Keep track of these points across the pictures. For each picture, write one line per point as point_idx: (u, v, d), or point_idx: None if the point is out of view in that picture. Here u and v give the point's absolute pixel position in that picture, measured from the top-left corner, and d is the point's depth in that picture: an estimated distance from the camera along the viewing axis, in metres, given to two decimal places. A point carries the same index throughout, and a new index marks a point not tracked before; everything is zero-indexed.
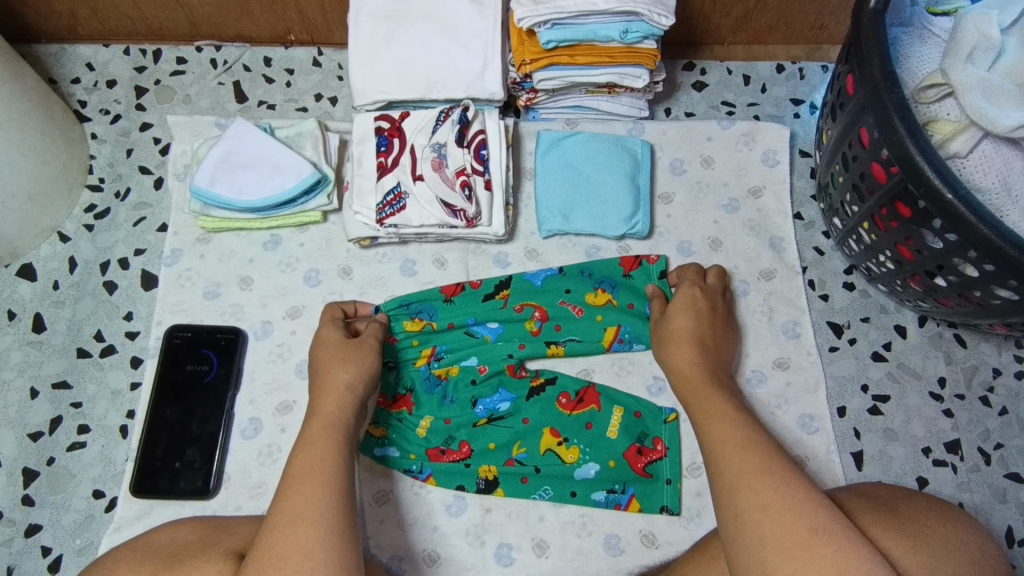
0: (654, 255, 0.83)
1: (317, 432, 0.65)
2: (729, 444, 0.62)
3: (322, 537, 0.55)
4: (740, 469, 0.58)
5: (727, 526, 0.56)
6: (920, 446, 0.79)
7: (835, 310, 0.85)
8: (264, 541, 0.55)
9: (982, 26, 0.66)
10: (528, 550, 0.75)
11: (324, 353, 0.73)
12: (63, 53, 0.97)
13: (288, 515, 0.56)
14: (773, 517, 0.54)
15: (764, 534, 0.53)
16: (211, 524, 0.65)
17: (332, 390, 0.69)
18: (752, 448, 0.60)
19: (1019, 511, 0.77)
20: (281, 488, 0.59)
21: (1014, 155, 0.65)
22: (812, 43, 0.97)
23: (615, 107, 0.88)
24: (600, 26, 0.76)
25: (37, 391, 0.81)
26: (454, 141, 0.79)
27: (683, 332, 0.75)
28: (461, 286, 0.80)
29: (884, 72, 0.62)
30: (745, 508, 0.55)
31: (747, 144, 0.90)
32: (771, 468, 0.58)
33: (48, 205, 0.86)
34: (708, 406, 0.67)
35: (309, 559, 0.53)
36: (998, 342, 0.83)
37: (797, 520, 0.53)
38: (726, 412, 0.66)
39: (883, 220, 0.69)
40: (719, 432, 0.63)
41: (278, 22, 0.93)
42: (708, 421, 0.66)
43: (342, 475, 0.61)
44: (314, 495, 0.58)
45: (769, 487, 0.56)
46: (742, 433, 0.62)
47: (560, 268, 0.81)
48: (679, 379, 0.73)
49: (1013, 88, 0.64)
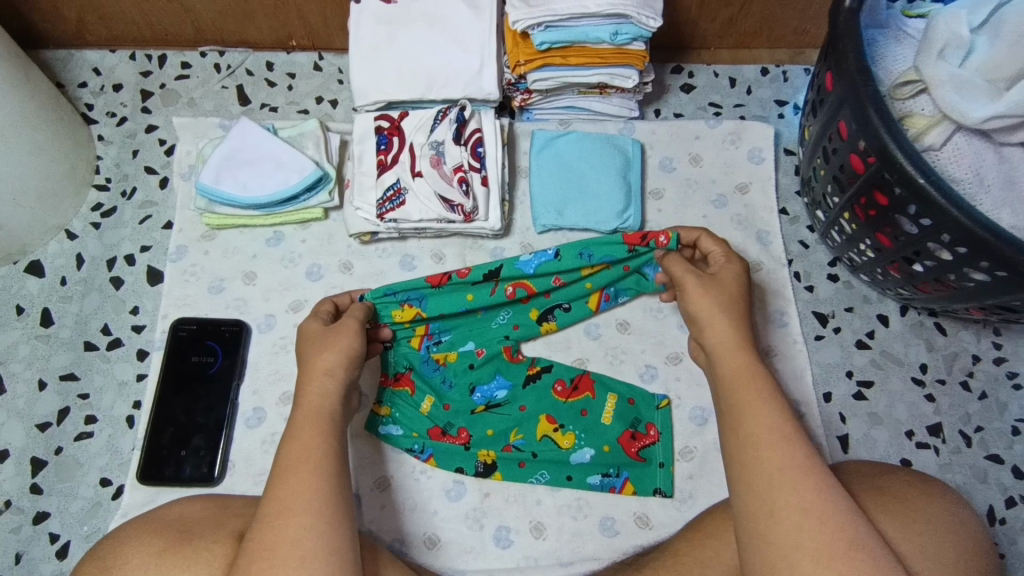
0: (665, 233, 0.76)
1: (304, 422, 0.65)
2: (766, 431, 0.59)
3: (311, 528, 0.56)
4: (780, 463, 0.56)
5: (757, 520, 0.55)
6: (903, 430, 0.82)
7: (820, 300, 0.88)
8: (258, 531, 0.57)
9: (953, 26, 0.70)
10: (526, 533, 0.77)
11: (308, 344, 0.73)
12: (70, 58, 1.00)
13: (282, 507, 0.58)
14: (813, 523, 0.54)
15: (801, 537, 0.53)
16: (224, 500, 0.66)
17: (314, 379, 0.68)
18: (795, 442, 0.58)
19: (1000, 491, 0.79)
20: (273, 479, 0.60)
21: (985, 147, 0.69)
22: (795, 47, 1.01)
23: (606, 107, 0.91)
24: (591, 29, 0.79)
25: (45, 382, 0.82)
26: (452, 139, 0.82)
27: (725, 291, 0.69)
28: (448, 274, 0.77)
29: (859, 68, 0.65)
30: (783, 507, 0.55)
31: (734, 143, 0.93)
32: (815, 469, 0.56)
33: (57, 203, 0.88)
34: (746, 384, 0.63)
35: (298, 549, 0.55)
36: (977, 330, 0.86)
37: (837, 531, 0.53)
38: (770, 397, 0.61)
39: (862, 210, 0.72)
40: (757, 416, 0.60)
41: (280, 27, 0.97)
42: (740, 399, 0.62)
43: (330, 464, 0.61)
44: (307, 485, 0.59)
45: (812, 491, 0.55)
46: (782, 421, 0.59)
47: (555, 252, 0.77)
48: (719, 348, 0.66)
49: (983, 83, 0.68)
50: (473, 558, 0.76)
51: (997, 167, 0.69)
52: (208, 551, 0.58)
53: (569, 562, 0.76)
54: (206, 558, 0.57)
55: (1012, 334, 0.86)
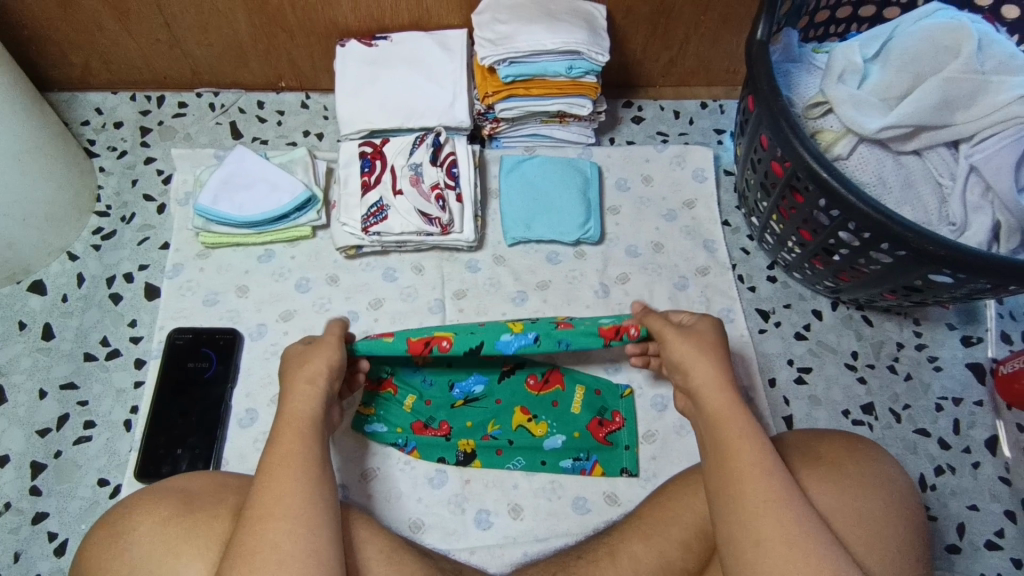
0: (635, 325, 0.77)
1: (287, 427, 0.66)
2: (748, 466, 0.62)
3: (290, 532, 0.58)
4: (765, 496, 0.60)
5: (746, 550, 0.59)
6: (840, 409, 0.91)
7: (762, 299, 0.98)
8: (238, 534, 0.59)
9: (848, 55, 0.83)
10: (504, 514, 0.84)
11: (289, 359, 0.73)
12: (74, 99, 1.09)
13: (262, 511, 0.60)
14: (797, 553, 0.58)
15: (786, 566, 0.57)
16: (223, 474, 0.70)
17: (298, 386, 0.69)
18: (773, 476, 0.61)
19: (929, 461, 0.89)
20: (256, 482, 0.62)
21: (884, 154, 0.81)
22: (730, 85, 1.15)
23: (566, 134, 1.03)
24: (549, 64, 0.91)
25: (45, 391, 0.88)
26: (429, 161, 0.91)
27: (702, 335, 0.71)
28: (429, 346, 0.77)
29: (773, 95, 0.77)
30: (768, 537, 0.59)
31: (679, 164, 1.05)
32: (794, 502, 0.60)
33: (60, 226, 0.95)
34: (728, 421, 0.65)
35: (277, 555, 0.57)
36: (899, 320, 0.97)
37: (819, 560, 0.57)
38: (752, 434, 0.64)
39: (786, 210, 0.84)
40: (740, 451, 0.63)
41: (271, 70, 1.07)
42: (723, 436, 0.65)
43: (312, 469, 0.63)
44: (287, 489, 0.61)
45: (792, 522, 0.59)
46: (763, 454, 0.63)
47: (534, 336, 0.77)
48: (703, 391, 0.68)
49: (877, 101, 0.81)
50: (455, 540, 0.82)
51: (896, 171, 0.81)
52: (208, 525, 0.63)
53: (544, 538, 0.82)
54: (206, 532, 0.62)
55: (931, 323, 0.97)
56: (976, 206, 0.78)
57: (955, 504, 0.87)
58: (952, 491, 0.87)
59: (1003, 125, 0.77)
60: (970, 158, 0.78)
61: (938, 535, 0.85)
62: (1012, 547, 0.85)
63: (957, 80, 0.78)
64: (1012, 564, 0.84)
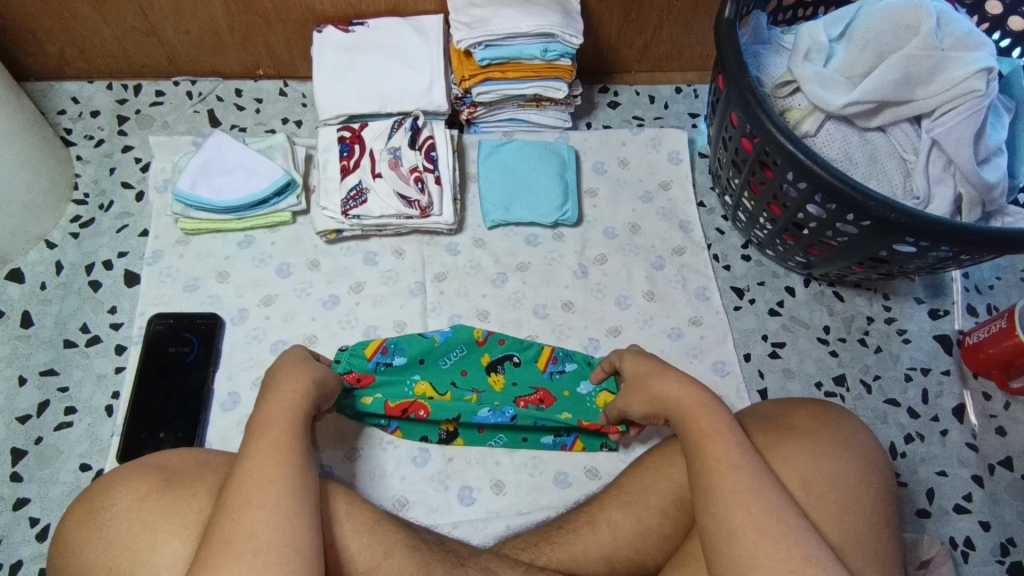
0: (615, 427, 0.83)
1: (273, 415, 0.65)
2: (719, 463, 0.63)
3: (267, 521, 0.58)
4: (733, 487, 0.62)
5: (719, 541, 0.61)
6: (813, 381, 0.94)
7: (736, 277, 1.00)
8: (215, 521, 0.58)
9: (813, 34, 0.85)
10: (487, 490, 0.85)
11: (286, 359, 0.74)
12: (50, 89, 1.08)
13: (241, 499, 0.59)
14: (766, 540, 0.59)
15: (756, 556, 0.58)
16: (207, 452, 0.71)
17: (295, 377, 0.70)
18: (740, 468, 0.63)
19: (898, 429, 0.92)
20: (238, 468, 0.61)
21: (850, 131, 0.84)
22: (703, 70, 1.16)
23: (543, 119, 1.04)
24: (524, 47, 0.92)
25: (25, 378, 0.88)
26: (408, 145, 0.92)
27: (637, 370, 0.74)
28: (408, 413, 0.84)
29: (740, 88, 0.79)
30: (738, 527, 0.60)
31: (655, 147, 1.07)
32: (764, 492, 0.61)
33: (38, 213, 0.95)
34: (700, 421, 0.67)
35: (254, 542, 0.56)
36: (869, 295, 0.99)
37: (788, 547, 0.58)
38: (726, 430, 0.65)
39: (756, 186, 0.87)
40: (712, 447, 0.64)
41: (249, 57, 1.07)
42: (696, 431, 0.66)
43: (297, 457, 0.62)
44: (269, 477, 0.60)
45: (762, 511, 0.60)
46: (737, 449, 0.64)
47: (512, 415, 0.84)
48: (669, 402, 0.70)
49: (842, 79, 0.84)
50: (439, 516, 0.83)
51: (862, 147, 0.84)
52: (186, 504, 0.63)
53: (527, 512, 0.84)
54: (183, 511, 0.63)
55: (900, 298, 1.00)
56: (938, 179, 0.81)
57: (924, 471, 0.89)
58: (922, 458, 0.90)
59: (962, 99, 0.79)
60: (931, 133, 0.81)
61: (909, 500, 0.87)
62: (979, 511, 0.88)
63: (918, 57, 0.80)
64: (979, 527, 0.87)
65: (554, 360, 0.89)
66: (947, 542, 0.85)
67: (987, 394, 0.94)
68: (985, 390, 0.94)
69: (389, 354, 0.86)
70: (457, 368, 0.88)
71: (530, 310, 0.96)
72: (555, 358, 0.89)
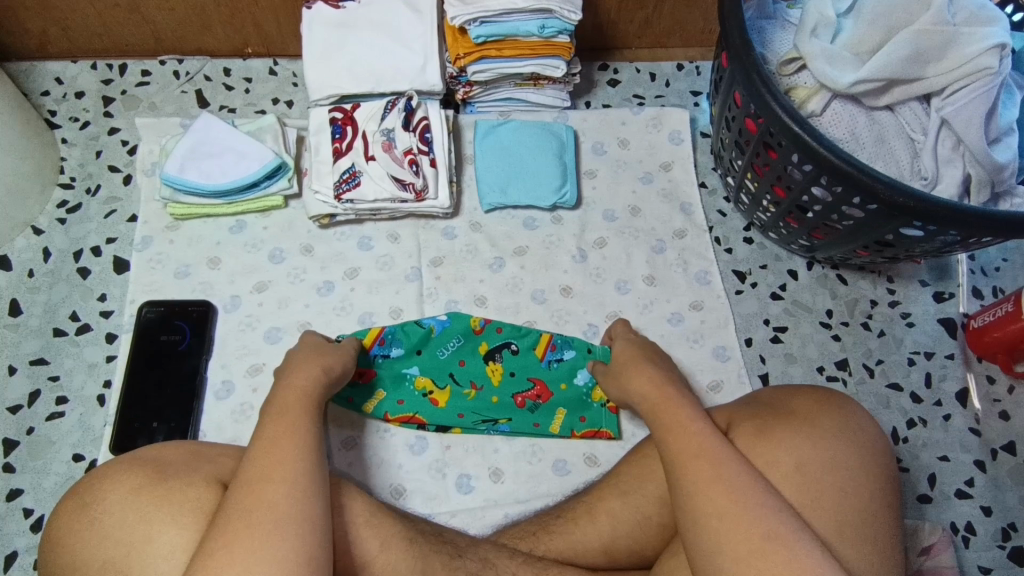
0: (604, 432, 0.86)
1: (287, 402, 0.65)
2: (686, 452, 0.63)
3: (286, 494, 0.57)
4: (700, 475, 0.61)
5: (688, 530, 0.60)
6: (815, 366, 0.93)
7: (738, 260, 0.99)
8: (232, 494, 0.57)
9: (821, 9, 0.82)
10: (485, 478, 0.84)
11: (298, 353, 0.74)
12: (33, 69, 1.05)
13: (260, 472, 0.58)
14: (729, 526, 0.58)
15: (720, 542, 0.58)
16: (201, 445, 0.70)
17: (309, 366, 0.71)
18: (707, 457, 0.62)
19: (901, 414, 0.90)
20: (252, 447, 0.60)
21: (857, 110, 0.82)
22: (705, 46, 1.13)
23: (542, 98, 1.01)
24: (522, 23, 0.89)
25: (15, 367, 0.87)
26: (402, 126, 0.90)
27: (619, 366, 0.76)
28: (410, 420, 0.85)
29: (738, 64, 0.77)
30: (702, 515, 0.59)
31: (656, 127, 1.04)
32: (729, 479, 0.60)
33: (23, 199, 0.92)
34: (669, 413, 0.67)
35: (274, 512, 0.55)
36: (873, 278, 0.98)
37: (748, 531, 0.57)
38: (696, 420, 0.65)
39: (760, 167, 0.85)
40: (680, 437, 0.64)
41: (236, 35, 1.03)
42: (666, 423, 0.66)
43: (314, 439, 0.62)
44: (287, 454, 0.59)
45: (726, 497, 0.59)
46: (706, 438, 0.63)
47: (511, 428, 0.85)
48: (640, 396, 0.71)
49: (850, 57, 0.81)
50: (437, 504, 0.83)
51: (869, 128, 0.82)
52: (182, 494, 0.62)
53: (526, 499, 0.83)
54: (181, 501, 0.62)
55: (904, 281, 0.98)
56: (947, 160, 0.79)
57: (926, 456, 0.88)
58: (924, 443, 0.89)
59: (974, 77, 0.77)
60: (940, 112, 0.78)
61: (910, 486, 0.87)
62: (981, 496, 0.87)
63: (929, 33, 0.77)
64: (981, 512, 0.86)
65: (553, 347, 0.89)
66: (948, 527, 0.85)
67: (991, 378, 0.93)
68: (989, 374, 0.93)
69: (387, 346, 0.87)
70: (455, 358, 0.88)
71: (528, 297, 0.94)
72: (553, 346, 0.89)
